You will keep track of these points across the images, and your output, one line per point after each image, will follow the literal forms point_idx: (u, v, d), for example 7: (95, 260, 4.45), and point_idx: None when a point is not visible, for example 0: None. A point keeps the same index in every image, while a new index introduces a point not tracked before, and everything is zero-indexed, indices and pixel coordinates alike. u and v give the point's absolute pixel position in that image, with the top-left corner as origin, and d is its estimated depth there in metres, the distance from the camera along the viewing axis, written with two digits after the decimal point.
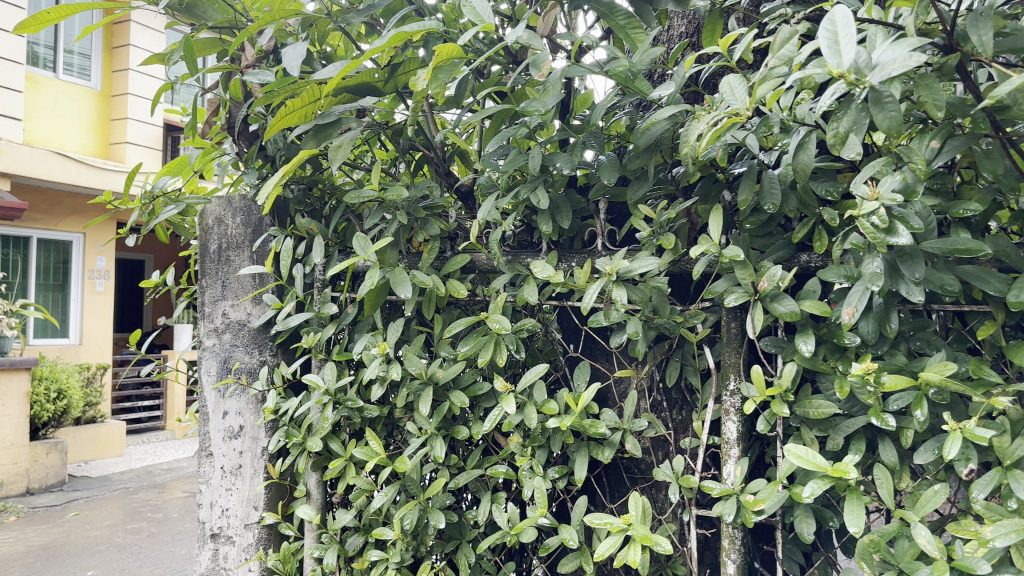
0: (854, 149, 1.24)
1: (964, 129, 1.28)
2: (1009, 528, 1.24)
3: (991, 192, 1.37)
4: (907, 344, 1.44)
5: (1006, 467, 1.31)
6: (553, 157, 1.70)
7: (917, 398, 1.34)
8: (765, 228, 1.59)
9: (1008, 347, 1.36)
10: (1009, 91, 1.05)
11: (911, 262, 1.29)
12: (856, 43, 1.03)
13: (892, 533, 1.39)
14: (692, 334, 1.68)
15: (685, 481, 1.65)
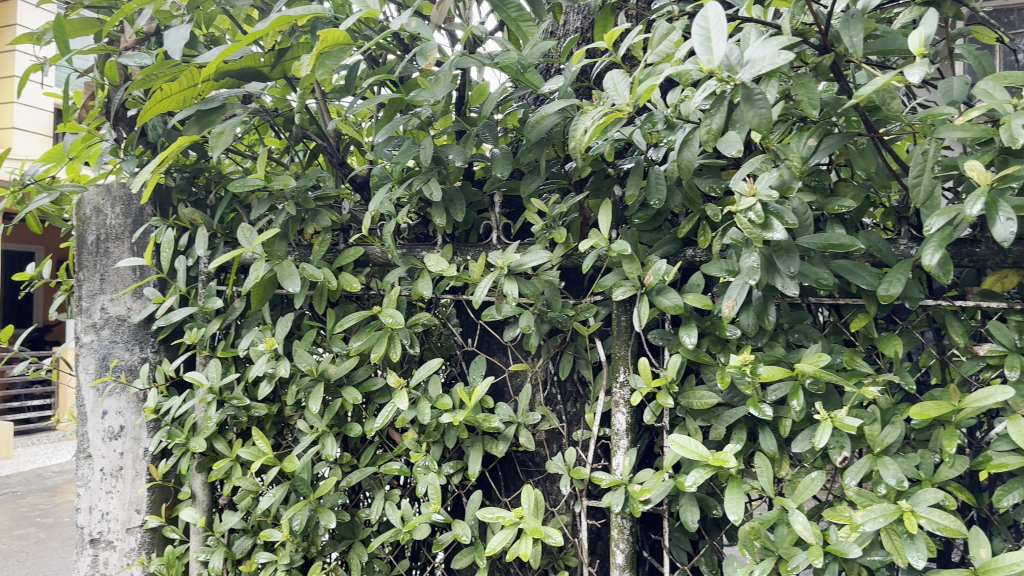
0: (735, 146, 1.19)
1: (838, 128, 1.31)
2: (878, 512, 1.29)
3: (864, 189, 1.41)
4: (786, 336, 1.48)
5: (876, 454, 1.36)
6: (447, 149, 1.66)
7: (794, 388, 1.39)
8: (652, 223, 1.62)
9: (879, 339, 1.42)
10: (872, 90, 1.09)
11: (787, 256, 1.33)
12: (728, 41, 1.05)
13: (772, 520, 1.43)
14: (584, 327, 1.67)
15: (576, 473, 1.65)
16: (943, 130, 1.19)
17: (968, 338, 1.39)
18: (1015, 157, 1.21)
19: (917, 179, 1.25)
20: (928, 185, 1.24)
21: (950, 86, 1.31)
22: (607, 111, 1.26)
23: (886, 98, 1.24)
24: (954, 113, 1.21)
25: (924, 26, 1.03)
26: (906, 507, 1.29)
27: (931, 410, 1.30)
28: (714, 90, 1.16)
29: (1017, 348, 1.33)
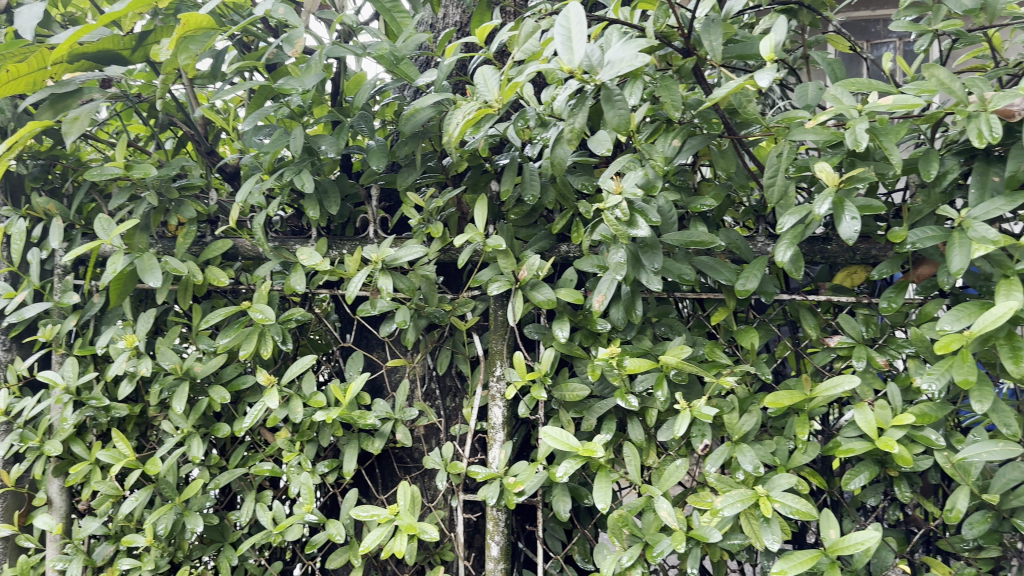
0: (605, 143, 1.30)
1: (701, 129, 1.37)
2: (736, 497, 1.35)
3: (725, 189, 1.48)
4: (653, 329, 1.53)
5: (734, 441, 1.42)
6: (319, 139, 1.61)
7: (659, 379, 1.44)
8: (528, 219, 1.61)
9: (738, 331, 1.49)
10: (725, 95, 1.16)
11: (651, 252, 1.38)
12: (588, 42, 1.06)
13: (639, 508, 1.46)
14: (460, 322, 1.65)
15: (452, 468, 1.64)
16: (796, 133, 1.25)
17: (820, 331, 1.47)
18: (861, 160, 1.28)
19: (772, 179, 1.31)
20: (782, 185, 1.30)
21: (805, 91, 1.37)
22: (478, 107, 1.26)
23: (742, 101, 1.29)
24: (807, 117, 1.27)
25: (775, 32, 1.08)
26: (761, 492, 1.35)
27: (785, 399, 1.36)
28: (574, 88, 1.15)
29: (863, 339, 1.42)
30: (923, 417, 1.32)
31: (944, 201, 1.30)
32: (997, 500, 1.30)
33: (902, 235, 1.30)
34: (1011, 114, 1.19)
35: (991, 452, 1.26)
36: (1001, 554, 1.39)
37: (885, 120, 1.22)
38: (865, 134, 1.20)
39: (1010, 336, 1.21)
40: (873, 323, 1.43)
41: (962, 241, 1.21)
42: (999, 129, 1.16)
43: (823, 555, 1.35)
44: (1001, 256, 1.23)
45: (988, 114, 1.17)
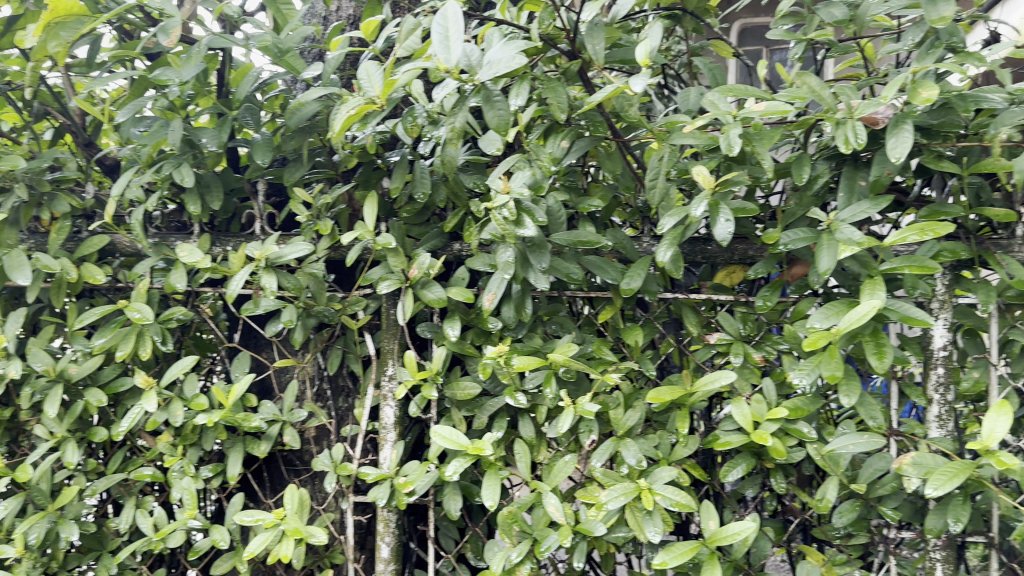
0: (494, 143, 1.31)
1: (589, 131, 1.39)
2: (620, 491, 1.37)
3: (612, 190, 1.50)
4: (544, 327, 1.54)
5: (619, 437, 1.44)
6: (200, 132, 1.56)
7: (548, 376, 1.45)
8: (421, 216, 1.55)
9: (625, 329, 1.52)
10: (602, 100, 1.20)
11: (539, 252, 1.38)
12: (466, 41, 1.07)
13: (528, 504, 1.47)
14: (352, 321, 1.59)
15: (342, 469, 1.60)
16: (675, 137, 1.29)
17: (700, 328, 1.52)
18: (737, 164, 1.33)
19: (654, 181, 1.36)
20: (663, 188, 1.35)
21: (687, 96, 1.42)
22: (360, 103, 1.23)
23: (624, 105, 1.31)
24: (687, 122, 1.31)
25: (650, 39, 1.11)
26: (644, 486, 1.38)
27: (666, 394, 1.41)
28: (454, 87, 1.12)
29: (741, 336, 1.47)
30: (796, 411, 1.37)
31: (815, 204, 1.35)
32: (864, 490, 1.36)
33: (776, 236, 1.35)
34: (874, 122, 1.25)
35: (856, 444, 1.31)
36: (869, 540, 1.46)
37: (759, 126, 1.26)
38: (740, 139, 1.24)
39: (875, 333, 1.26)
40: (750, 321, 1.48)
41: (830, 242, 1.25)
42: (863, 136, 1.19)
43: (702, 546, 1.39)
44: (866, 256, 1.28)
45: (853, 121, 1.21)
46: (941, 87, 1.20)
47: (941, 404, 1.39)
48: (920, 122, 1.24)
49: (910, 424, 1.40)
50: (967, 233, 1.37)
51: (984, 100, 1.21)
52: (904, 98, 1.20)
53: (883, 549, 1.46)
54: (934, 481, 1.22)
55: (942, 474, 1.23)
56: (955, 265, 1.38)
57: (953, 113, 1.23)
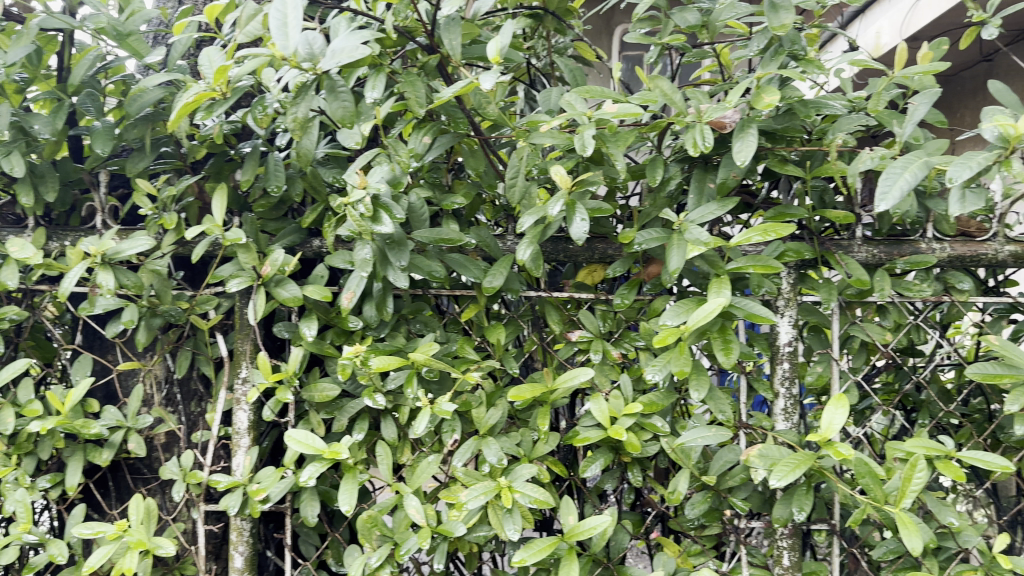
0: (354, 137, 1.22)
1: (452, 128, 1.32)
2: (480, 490, 1.29)
3: (475, 188, 1.43)
4: (407, 326, 1.43)
5: (480, 435, 1.38)
6: (31, 119, 1.44)
7: (410, 376, 1.33)
8: (277, 211, 1.47)
9: (489, 328, 1.45)
10: (453, 97, 1.15)
11: (399, 249, 1.26)
12: (304, 29, 1.05)
13: (389, 507, 1.40)
14: (201, 321, 1.51)
15: (191, 477, 1.51)
16: (535, 136, 1.26)
17: (563, 326, 1.51)
18: (594, 164, 1.34)
19: (514, 180, 1.32)
20: (523, 187, 1.32)
21: (548, 96, 1.42)
22: (198, 90, 1.15)
23: (481, 101, 1.26)
24: (547, 121, 1.28)
25: (501, 35, 1.09)
26: (504, 483, 1.32)
27: (527, 391, 1.37)
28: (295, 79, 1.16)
29: (601, 334, 1.48)
30: (651, 406, 1.39)
31: (668, 205, 1.39)
32: (714, 481, 1.40)
33: (631, 235, 1.37)
34: (723, 126, 1.26)
35: (705, 437, 1.34)
36: (721, 530, 1.48)
37: (614, 127, 1.27)
38: (596, 139, 1.24)
39: (722, 330, 1.31)
40: (609, 318, 1.50)
41: (680, 242, 1.29)
42: (710, 140, 1.22)
43: (561, 541, 1.37)
44: (714, 256, 1.31)
45: (702, 125, 1.23)
46: (783, 93, 1.24)
47: (787, 398, 1.44)
48: (765, 126, 1.26)
49: (758, 418, 1.43)
50: (811, 235, 1.41)
51: (826, 107, 1.26)
52: (749, 102, 1.23)
53: (734, 539, 1.48)
54: (778, 471, 1.26)
55: (786, 464, 1.27)
56: (799, 265, 1.44)
57: (795, 118, 1.26)
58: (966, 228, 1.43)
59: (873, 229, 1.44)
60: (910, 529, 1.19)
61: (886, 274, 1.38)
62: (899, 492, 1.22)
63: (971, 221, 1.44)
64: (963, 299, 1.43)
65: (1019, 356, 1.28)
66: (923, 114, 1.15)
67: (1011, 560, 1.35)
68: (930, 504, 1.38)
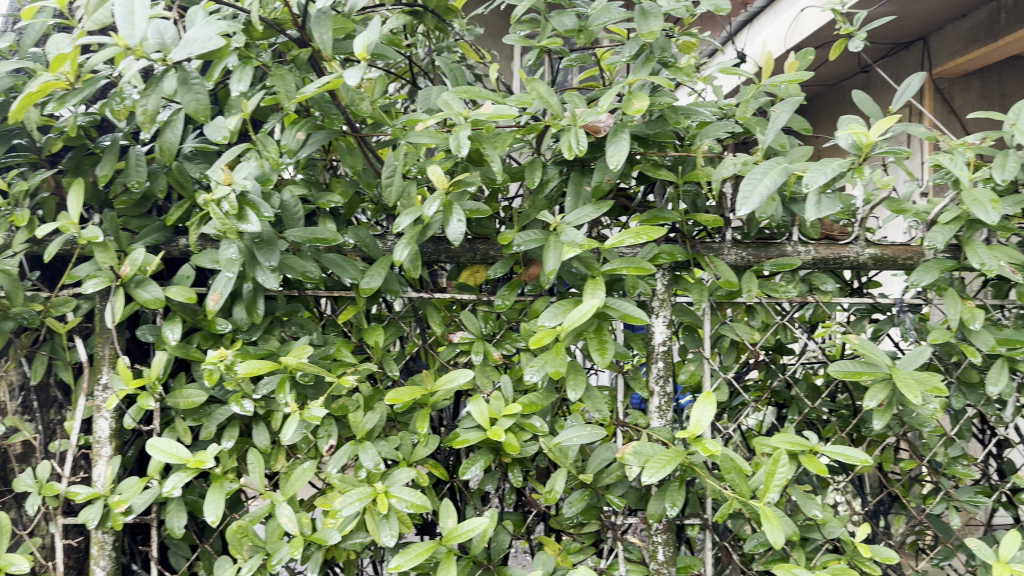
0: (222, 131, 1.18)
1: (327, 123, 1.26)
2: (356, 496, 1.21)
3: (354, 186, 1.34)
4: (281, 329, 1.37)
5: (357, 440, 1.30)
6: None
7: (281, 381, 1.27)
8: (140, 208, 1.39)
9: (368, 329, 1.37)
10: (316, 93, 1.10)
11: (268, 248, 1.21)
12: (152, 17, 1.02)
13: (260, 516, 1.35)
14: (57, 324, 1.42)
15: (47, 489, 1.42)
16: (411, 134, 1.21)
17: (444, 327, 1.43)
18: (473, 165, 1.30)
19: (390, 179, 1.25)
20: (399, 186, 1.25)
21: (428, 94, 1.34)
22: (44, 80, 1.08)
23: (353, 98, 1.23)
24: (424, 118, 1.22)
25: (368, 31, 1.08)
26: (380, 488, 1.24)
27: (406, 395, 1.28)
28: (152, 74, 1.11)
29: (482, 335, 1.41)
30: (530, 406, 1.34)
31: (547, 207, 1.38)
32: (591, 479, 1.40)
33: (510, 236, 1.32)
34: (597, 130, 1.26)
35: (581, 436, 1.33)
36: (599, 527, 1.48)
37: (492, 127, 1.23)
38: (472, 140, 1.21)
39: (598, 330, 1.32)
40: (491, 319, 1.43)
41: (556, 244, 1.27)
42: (584, 144, 1.21)
43: (439, 545, 1.32)
44: (589, 257, 1.32)
45: (576, 128, 1.22)
46: (652, 99, 1.26)
47: (661, 396, 1.47)
48: (637, 131, 1.28)
49: (634, 415, 1.47)
50: (684, 237, 1.45)
51: (695, 113, 1.30)
52: (622, 107, 1.24)
53: (612, 535, 1.48)
54: (650, 467, 1.27)
55: (657, 461, 1.28)
56: (673, 267, 1.47)
57: (666, 125, 1.29)
58: (830, 232, 1.52)
59: (742, 232, 1.49)
60: (772, 523, 1.23)
61: (753, 276, 1.43)
62: (763, 487, 1.26)
63: (835, 226, 1.52)
64: (827, 299, 1.49)
65: (877, 355, 1.33)
66: (783, 121, 1.20)
67: (871, 549, 1.40)
68: (796, 497, 1.42)
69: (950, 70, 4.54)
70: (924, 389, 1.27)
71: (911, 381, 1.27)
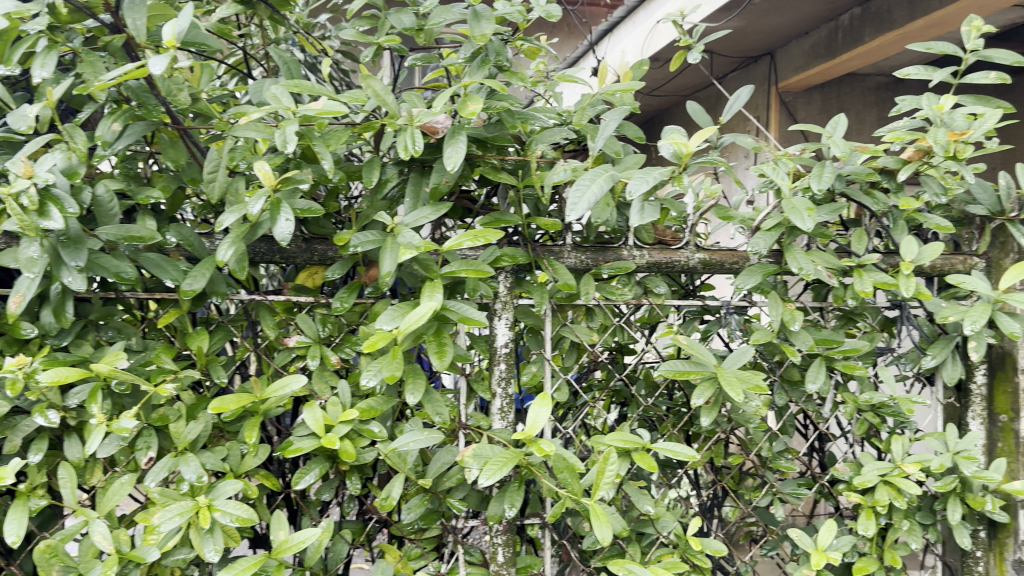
0: (24, 119, 1.10)
1: (146, 114, 1.18)
2: (176, 511, 1.14)
3: (178, 182, 1.27)
4: (96, 333, 1.29)
5: (179, 452, 1.23)
6: None
7: (93, 391, 1.19)
8: None
9: (192, 334, 1.30)
10: (117, 80, 1.03)
11: (75, 248, 1.12)
12: None
13: (72, 534, 1.25)
14: None
15: None
16: (237, 128, 1.14)
17: (278, 331, 1.36)
18: (305, 161, 1.25)
19: (213, 175, 1.20)
20: (224, 183, 1.20)
21: (260, 87, 1.28)
22: None
23: (171, 88, 1.16)
24: (250, 112, 1.16)
25: (178, 19, 1.01)
26: (202, 502, 1.18)
27: (231, 403, 1.20)
28: None
29: (320, 339, 1.35)
30: (368, 411, 1.30)
31: (386, 207, 1.33)
32: (431, 484, 1.36)
33: (345, 237, 1.26)
34: (434, 131, 1.23)
35: (418, 440, 1.28)
36: (440, 532, 1.45)
37: (324, 124, 1.18)
38: (300, 136, 1.15)
39: (437, 333, 1.29)
40: (329, 322, 1.36)
41: (393, 245, 1.23)
42: (420, 144, 1.18)
43: (268, 559, 1.24)
44: (428, 260, 1.29)
45: (413, 128, 1.19)
46: (490, 102, 1.25)
47: (503, 397, 1.48)
48: (476, 134, 1.28)
49: (477, 418, 1.45)
50: (526, 241, 1.45)
51: (532, 118, 1.30)
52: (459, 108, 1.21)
53: (452, 539, 1.46)
54: (487, 470, 1.25)
55: (495, 462, 1.27)
56: (515, 269, 1.47)
57: (504, 128, 1.29)
58: (663, 237, 1.55)
59: (582, 236, 1.51)
60: (601, 520, 1.25)
61: (591, 279, 1.46)
62: (595, 484, 1.28)
63: (667, 230, 1.56)
64: (660, 302, 1.54)
65: (704, 354, 1.38)
66: (612, 129, 1.23)
67: (702, 542, 1.46)
68: (630, 493, 1.46)
69: (796, 84, 4.79)
70: (746, 387, 1.33)
71: (733, 379, 1.32)
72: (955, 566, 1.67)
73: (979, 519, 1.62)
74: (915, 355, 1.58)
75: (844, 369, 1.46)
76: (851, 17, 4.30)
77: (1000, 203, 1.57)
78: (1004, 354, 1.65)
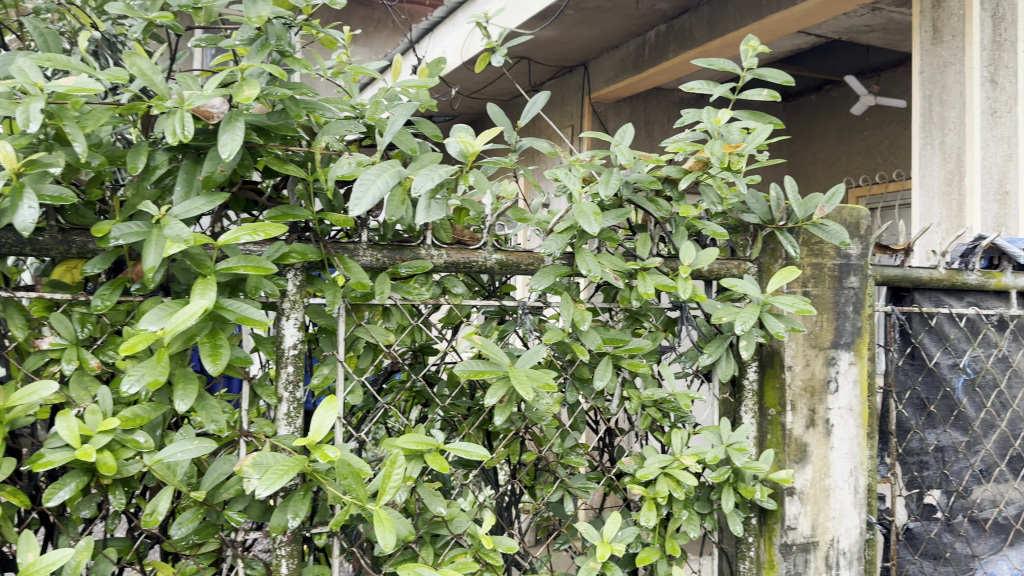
0: None
1: None
2: None
3: None
4: None
5: None
6: None
7: None
8: None
9: None
10: None
11: None
12: None
13: None
14: None
15: None
16: None
17: (29, 332, 1.23)
18: (59, 144, 1.14)
19: None
20: None
21: (9, 59, 1.15)
22: None
23: None
24: None
25: None
26: None
27: None
28: None
29: (78, 341, 1.23)
30: (131, 420, 1.19)
31: (156, 197, 1.24)
32: (205, 497, 1.27)
33: (105, 228, 1.16)
34: (208, 115, 1.15)
35: (187, 450, 1.20)
36: (218, 546, 1.36)
37: (79, 103, 1.08)
38: (49, 115, 1.04)
39: (211, 333, 1.20)
40: (89, 322, 1.24)
41: (159, 238, 1.14)
42: (191, 129, 1.10)
43: None
44: (200, 255, 1.21)
45: (183, 111, 1.11)
46: (270, 89, 1.19)
47: (290, 402, 1.41)
48: (256, 121, 1.22)
49: (260, 424, 1.37)
50: (316, 237, 1.39)
51: (316, 108, 1.26)
52: (235, 93, 1.15)
53: (231, 553, 1.38)
54: (265, 479, 1.19)
55: (274, 471, 1.21)
56: (306, 266, 1.41)
57: (289, 117, 1.24)
58: (460, 237, 1.54)
59: (376, 233, 1.47)
60: (385, 525, 1.23)
61: (386, 278, 1.41)
62: (381, 489, 1.25)
63: (465, 230, 1.55)
64: (457, 301, 1.53)
65: (497, 353, 1.39)
66: (399, 125, 1.23)
67: (494, 541, 1.46)
68: (423, 496, 1.43)
69: (606, 95, 4.98)
70: (535, 385, 1.35)
71: (524, 379, 1.34)
72: (731, 552, 1.79)
73: (751, 508, 1.74)
74: (693, 353, 1.67)
75: (629, 367, 1.52)
76: (657, 33, 4.52)
77: (771, 212, 1.68)
78: (773, 352, 1.77)
